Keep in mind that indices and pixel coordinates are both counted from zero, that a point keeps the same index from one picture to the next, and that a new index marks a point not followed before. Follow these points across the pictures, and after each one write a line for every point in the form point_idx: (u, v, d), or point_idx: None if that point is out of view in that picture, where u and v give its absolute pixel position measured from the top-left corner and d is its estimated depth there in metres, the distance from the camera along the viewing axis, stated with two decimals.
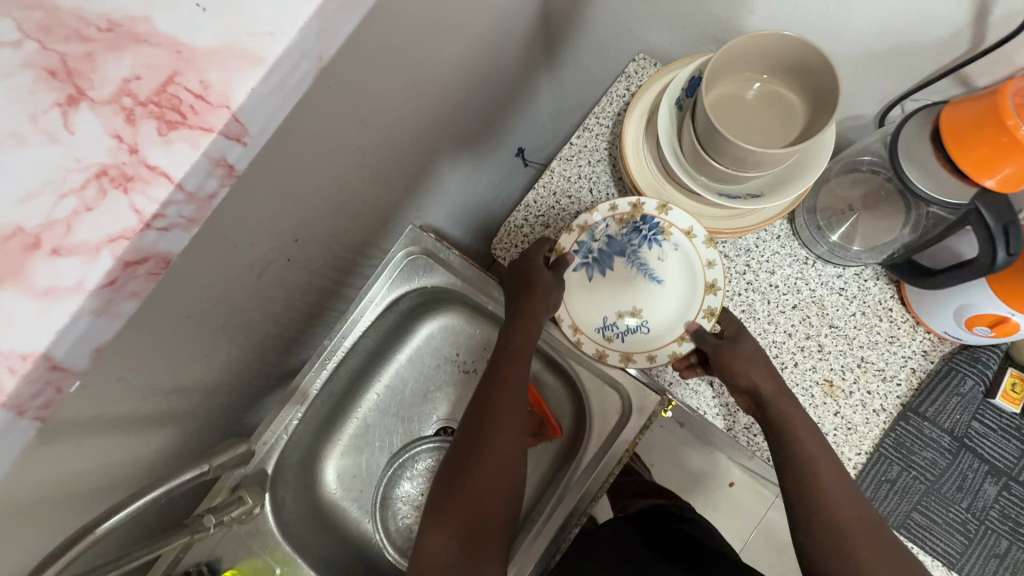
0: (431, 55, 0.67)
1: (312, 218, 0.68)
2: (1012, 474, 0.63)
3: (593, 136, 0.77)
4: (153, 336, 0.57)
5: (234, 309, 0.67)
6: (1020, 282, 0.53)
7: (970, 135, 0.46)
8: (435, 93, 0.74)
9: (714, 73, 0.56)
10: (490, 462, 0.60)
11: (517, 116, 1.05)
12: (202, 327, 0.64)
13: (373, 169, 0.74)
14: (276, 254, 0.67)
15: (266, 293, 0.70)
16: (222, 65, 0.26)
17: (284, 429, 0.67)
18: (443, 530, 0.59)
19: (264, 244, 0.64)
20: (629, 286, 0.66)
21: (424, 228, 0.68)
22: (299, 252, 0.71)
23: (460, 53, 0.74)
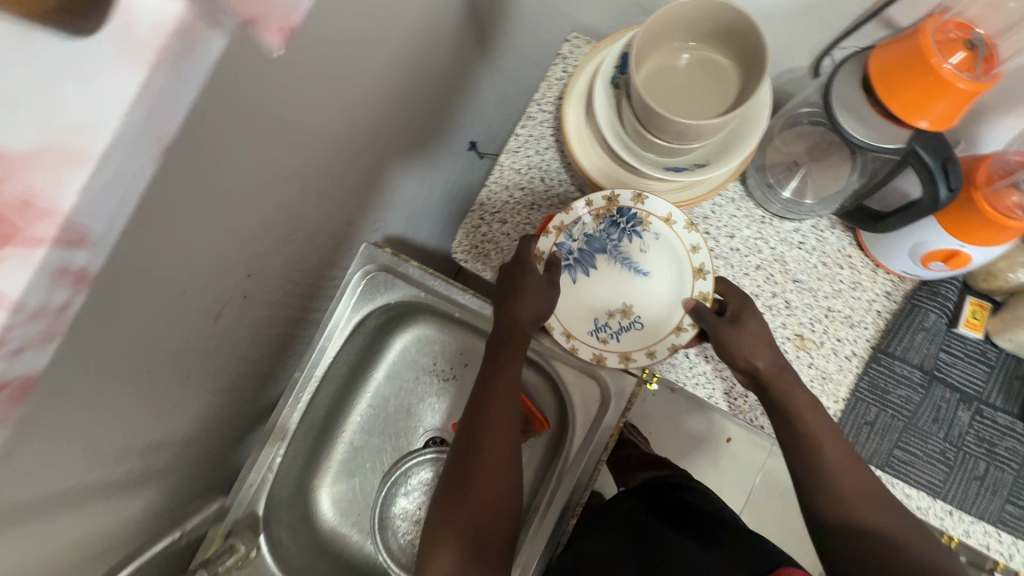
0: (358, 65, 0.64)
1: (261, 251, 0.66)
2: (983, 398, 0.64)
3: (538, 124, 0.76)
4: (112, 400, 0.56)
5: (198, 356, 0.65)
6: (965, 215, 0.53)
7: (898, 78, 0.46)
8: (369, 103, 0.72)
9: (642, 48, 0.55)
10: (492, 472, 0.59)
11: (462, 110, 1.03)
12: (165, 379, 0.62)
13: (319, 189, 0.72)
14: (231, 293, 0.65)
15: (229, 334, 0.69)
16: (46, 164, 0.19)
17: (268, 468, 0.66)
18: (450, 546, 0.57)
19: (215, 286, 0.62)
20: (615, 284, 0.67)
21: (378, 245, 0.66)
22: (255, 287, 0.69)
23: (389, 59, 0.71)
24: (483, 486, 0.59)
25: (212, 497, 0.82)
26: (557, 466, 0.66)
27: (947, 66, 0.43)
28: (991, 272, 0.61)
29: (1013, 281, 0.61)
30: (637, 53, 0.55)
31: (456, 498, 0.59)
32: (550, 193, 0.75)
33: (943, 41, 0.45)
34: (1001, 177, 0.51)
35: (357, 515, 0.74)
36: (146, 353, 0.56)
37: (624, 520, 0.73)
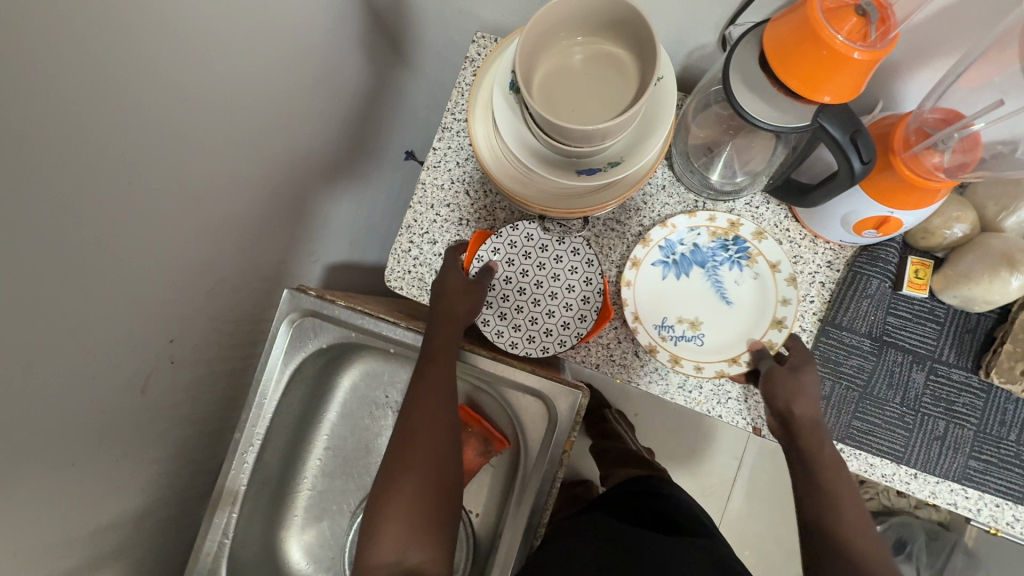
0: None
1: (178, 314, 0.64)
2: (936, 357, 0.62)
3: (455, 135, 0.73)
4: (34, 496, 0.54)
5: (131, 431, 0.63)
6: (888, 182, 0.51)
7: (793, 55, 0.43)
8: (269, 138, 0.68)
9: (532, 52, 0.52)
10: (420, 445, 0.58)
11: (389, 123, 0.99)
12: (96, 462, 0.60)
13: (233, 238, 0.69)
14: (154, 362, 0.63)
15: (164, 402, 0.66)
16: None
17: (223, 533, 0.64)
18: (389, 528, 0.55)
19: (131, 359, 0.59)
20: (699, 297, 0.67)
21: (301, 289, 0.64)
22: (182, 349, 0.66)
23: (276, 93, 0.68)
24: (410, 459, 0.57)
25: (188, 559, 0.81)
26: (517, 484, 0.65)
27: (839, 38, 0.41)
28: (927, 230, 0.60)
29: (949, 237, 0.59)
30: (528, 59, 0.51)
31: (390, 476, 0.57)
32: (477, 205, 0.72)
33: (833, 10, 0.42)
34: (917, 138, 0.48)
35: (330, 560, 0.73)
36: (54, 442, 0.54)
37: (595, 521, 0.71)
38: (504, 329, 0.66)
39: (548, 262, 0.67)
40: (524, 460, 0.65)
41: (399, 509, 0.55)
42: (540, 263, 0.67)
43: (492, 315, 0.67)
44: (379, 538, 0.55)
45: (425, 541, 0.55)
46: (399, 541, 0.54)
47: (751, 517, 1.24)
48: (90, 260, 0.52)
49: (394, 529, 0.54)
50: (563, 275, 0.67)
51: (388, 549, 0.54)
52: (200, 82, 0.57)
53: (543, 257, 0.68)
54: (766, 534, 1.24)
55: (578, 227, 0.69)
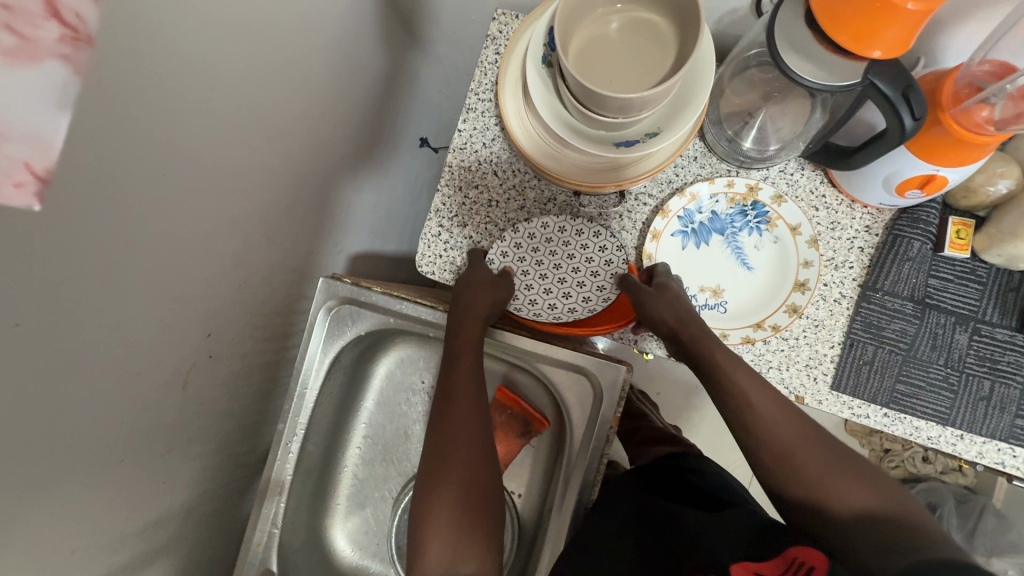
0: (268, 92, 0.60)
1: (215, 307, 0.64)
2: (979, 316, 0.62)
3: (480, 115, 0.72)
4: (87, 494, 0.54)
5: (173, 427, 0.63)
6: (937, 138, 0.50)
7: (845, 10, 0.42)
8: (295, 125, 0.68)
9: (567, 23, 0.51)
10: (456, 437, 0.59)
11: (404, 108, 0.98)
12: (144, 458, 0.60)
13: (262, 229, 0.68)
14: (193, 357, 0.63)
15: (204, 396, 0.66)
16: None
17: (272, 523, 0.64)
18: (436, 524, 0.55)
19: (172, 354, 0.59)
20: (720, 265, 0.67)
21: (337, 277, 0.63)
22: (219, 343, 0.66)
23: (303, 80, 0.67)
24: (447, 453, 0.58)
25: (232, 554, 0.82)
26: (562, 462, 0.65)
27: None
28: (970, 188, 0.59)
29: (993, 194, 0.59)
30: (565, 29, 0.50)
31: (432, 481, 0.57)
32: (506, 185, 0.72)
33: None
34: (968, 93, 0.48)
35: (376, 547, 0.73)
36: (104, 439, 0.54)
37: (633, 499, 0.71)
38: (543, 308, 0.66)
39: (575, 240, 0.68)
40: (568, 440, 0.65)
41: (440, 504, 0.56)
42: (568, 242, 0.68)
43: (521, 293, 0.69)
44: (426, 545, 0.54)
45: (471, 532, 0.55)
46: (443, 536, 0.54)
47: None
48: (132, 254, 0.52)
49: (439, 525, 0.55)
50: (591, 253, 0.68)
51: (434, 547, 0.54)
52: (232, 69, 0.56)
53: (571, 236, 0.69)
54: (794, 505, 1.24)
55: (611, 203, 0.69)
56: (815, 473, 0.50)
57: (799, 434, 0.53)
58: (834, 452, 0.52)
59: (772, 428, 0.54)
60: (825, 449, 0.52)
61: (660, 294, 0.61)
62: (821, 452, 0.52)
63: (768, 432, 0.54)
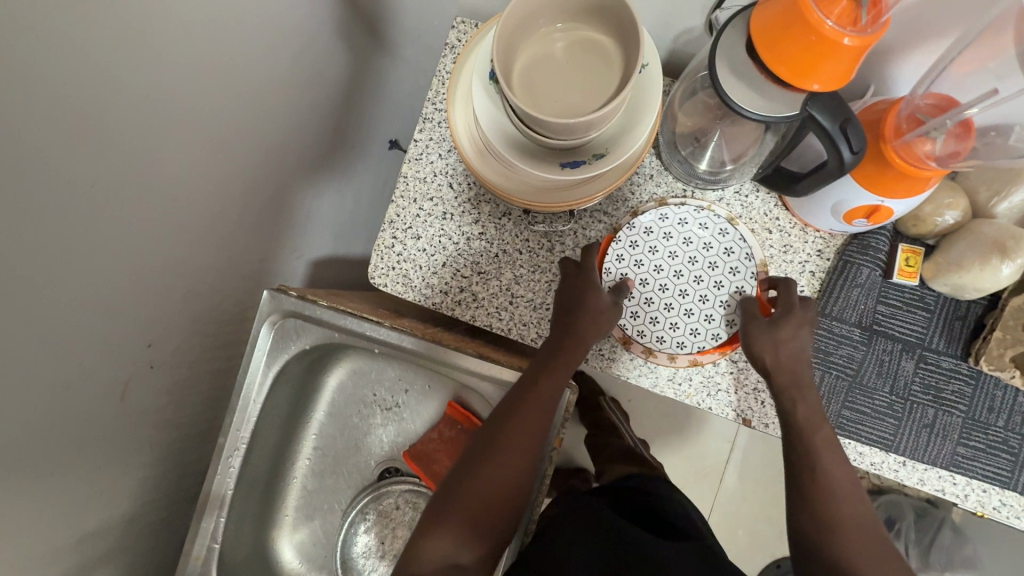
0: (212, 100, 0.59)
1: (155, 318, 0.62)
2: (925, 344, 0.62)
3: (437, 126, 0.71)
4: (12, 508, 0.53)
5: (111, 439, 0.62)
6: (879, 170, 0.50)
7: (779, 40, 0.41)
8: (244, 131, 0.66)
9: (510, 41, 0.50)
10: (512, 464, 0.59)
11: (371, 112, 0.96)
12: (79, 470, 0.59)
13: (209, 239, 0.67)
14: (132, 368, 0.61)
15: (146, 406, 0.65)
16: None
17: (211, 537, 0.63)
18: (450, 530, 0.55)
19: (106, 366, 0.58)
20: None
21: (282, 290, 0.63)
22: (161, 354, 0.65)
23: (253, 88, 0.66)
24: (492, 477, 0.58)
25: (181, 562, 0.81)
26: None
27: (828, 22, 0.39)
28: (918, 217, 0.59)
29: (941, 224, 0.58)
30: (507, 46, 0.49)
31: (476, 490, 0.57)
32: (461, 198, 0.71)
33: None
34: (910, 126, 0.47)
35: (322, 559, 0.73)
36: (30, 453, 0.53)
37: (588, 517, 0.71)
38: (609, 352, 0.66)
39: (678, 272, 0.65)
40: None
41: (472, 523, 0.56)
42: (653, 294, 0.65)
43: (633, 313, 0.65)
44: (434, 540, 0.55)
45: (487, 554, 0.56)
46: (468, 552, 0.55)
47: (744, 499, 1.25)
48: (59, 266, 0.50)
49: (458, 535, 0.55)
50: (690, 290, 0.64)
51: (460, 557, 0.54)
52: (169, 79, 0.55)
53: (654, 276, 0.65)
54: (759, 515, 1.25)
55: (564, 220, 0.68)
56: (847, 532, 0.53)
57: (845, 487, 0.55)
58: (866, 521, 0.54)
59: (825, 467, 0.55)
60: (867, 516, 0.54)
61: (779, 333, 0.57)
62: (861, 512, 0.55)
63: (817, 477, 0.55)
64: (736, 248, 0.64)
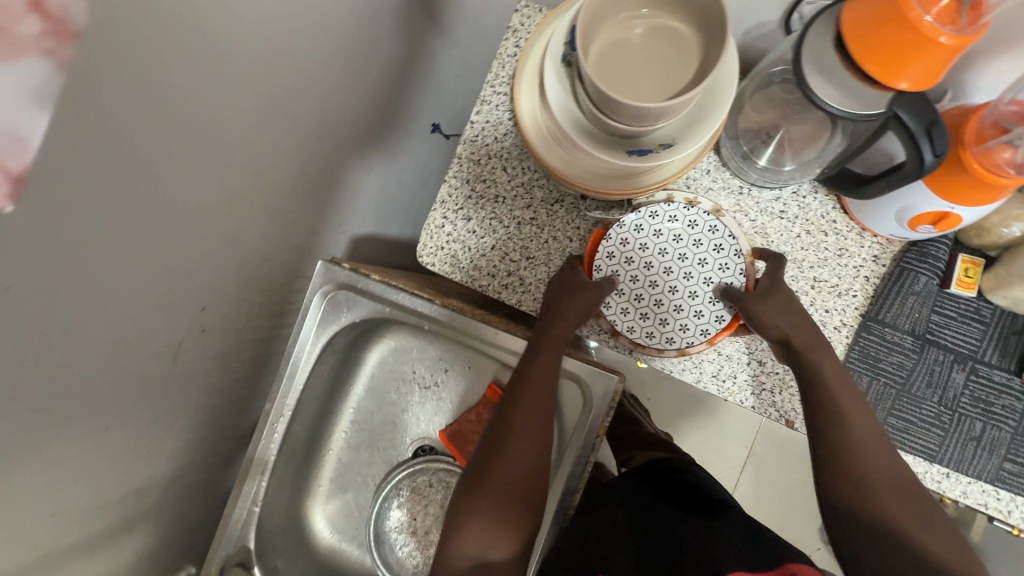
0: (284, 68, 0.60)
1: (210, 281, 0.63)
2: (978, 357, 0.61)
3: (494, 108, 0.71)
4: (68, 462, 0.54)
5: (160, 400, 0.63)
6: (956, 175, 0.49)
7: (872, 37, 0.41)
8: (307, 102, 0.67)
9: (590, 26, 0.49)
10: (523, 450, 0.59)
11: (420, 93, 0.96)
12: (130, 427, 0.60)
13: (264, 209, 0.68)
14: (185, 330, 0.62)
15: (195, 369, 0.66)
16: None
17: (252, 501, 0.64)
18: (475, 522, 0.57)
19: (164, 326, 0.59)
20: None
21: (335, 261, 0.63)
22: (213, 318, 0.66)
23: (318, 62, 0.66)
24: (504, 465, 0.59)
25: (211, 525, 0.82)
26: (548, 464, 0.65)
27: (927, 20, 0.39)
28: (983, 228, 0.58)
29: (1007, 236, 0.58)
30: (587, 27, 0.49)
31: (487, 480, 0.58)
32: (514, 182, 0.71)
33: None
34: (994, 132, 0.46)
35: (354, 530, 0.73)
36: (89, 409, 0.54)
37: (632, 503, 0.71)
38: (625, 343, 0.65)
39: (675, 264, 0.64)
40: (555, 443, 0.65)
41: (495, 513, 0.57)
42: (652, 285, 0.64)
43: (620, 313, 0.64)
44: (461, 535, 0.57)
45: (518, 537, 0.57)
46: (501, 542, 0.57)
47: (759, 505, 1.25)
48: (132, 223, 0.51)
49: (484, 531, 0.57)
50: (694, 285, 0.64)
51: (489, 551, 0.56)
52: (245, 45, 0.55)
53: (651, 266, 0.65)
54: (774, 522, 1.25)
55: (618, 211, 0.68)
56: (879, 495, 0.53)
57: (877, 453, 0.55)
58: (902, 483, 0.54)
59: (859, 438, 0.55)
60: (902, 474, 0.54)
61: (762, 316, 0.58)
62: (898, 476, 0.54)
63: (847, 444, 0.55)
64: (725, 243, 0.64)
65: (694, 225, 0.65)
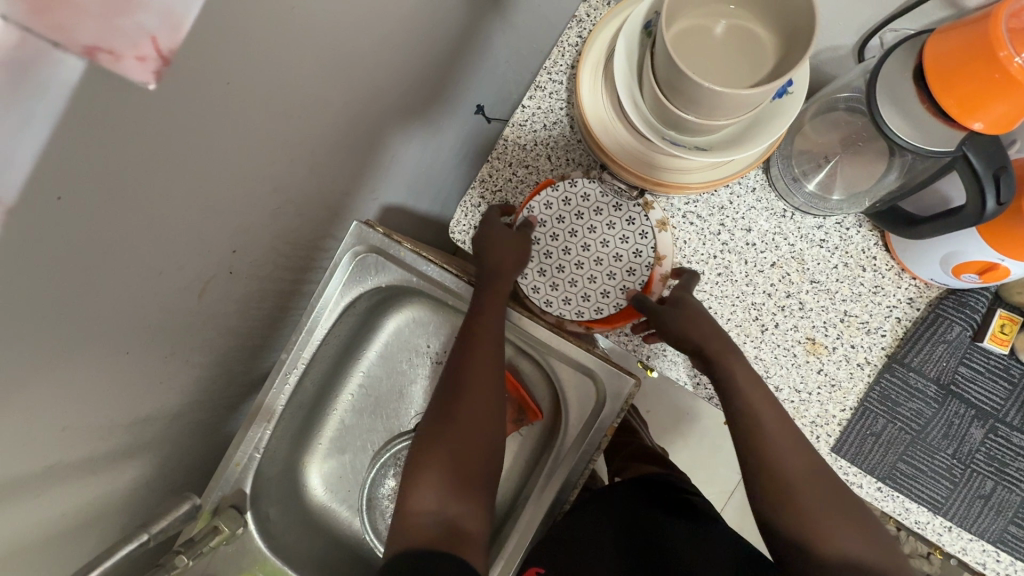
0: (354, 25, 0.60)
1: (246, 225, 0.64)
2: (1000, 416, 0.60)
3: (547, 95, 0.69)
4: (83, 379, 0.54)
5: (178, 334, 0.63)
6: (1015, 227, 0.48)
7: (958, 72, 0.40)
8: (368, 63, 0.67)
9: (676, 10, 0.49)
10: (469, 405, 0.60)
11: (471, 73, 0.96)
12: (149, 355, 0.61)
13: (307, 162, 0.68)
14: (214, 269, 0.62)
15: (217, 309, 0.67)
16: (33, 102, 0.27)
17: (255, 448, 0.65)
18: (428, 482, 0.57)
19: (195, 262, 0.59)
20: (753, 306, 0.65)
21: (370, 224, 0.63)
22: (241, 262, 0.66)
23: (385, 23, 0.65)
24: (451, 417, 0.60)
25: (206, 466, 0.83)
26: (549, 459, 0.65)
27: (1018, 62, 0.37)
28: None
29: None
30: (671, 11, 0.48)
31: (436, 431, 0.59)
32: (556, 172, 0.70)
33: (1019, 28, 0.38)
34: None
35: (348, 492, 0.74)
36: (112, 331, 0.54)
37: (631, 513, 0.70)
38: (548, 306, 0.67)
39: (594, 244, 0.66)
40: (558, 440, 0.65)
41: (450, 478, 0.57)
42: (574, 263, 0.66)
43: (533, 278, 0.67)
44: (414, 487, 0.57)
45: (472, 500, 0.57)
46: (454, 507, 0.56)
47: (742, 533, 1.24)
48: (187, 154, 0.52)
49: (438, 498, 0.56)
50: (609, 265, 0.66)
51: (444, 515, 0.56)
52: None
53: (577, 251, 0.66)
54: None
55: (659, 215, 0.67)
56: (808, 503, 0.54)
57: (799, 459, 0.56)
58: (833, 489, 0.55)
59: (784, 450, 0.56)
60: (829, 479, 0.56)
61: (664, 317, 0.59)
62: (825, 481, 0.55)
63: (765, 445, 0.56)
64: (643, 250, 0.65)
65: (619, 209, 0.66)
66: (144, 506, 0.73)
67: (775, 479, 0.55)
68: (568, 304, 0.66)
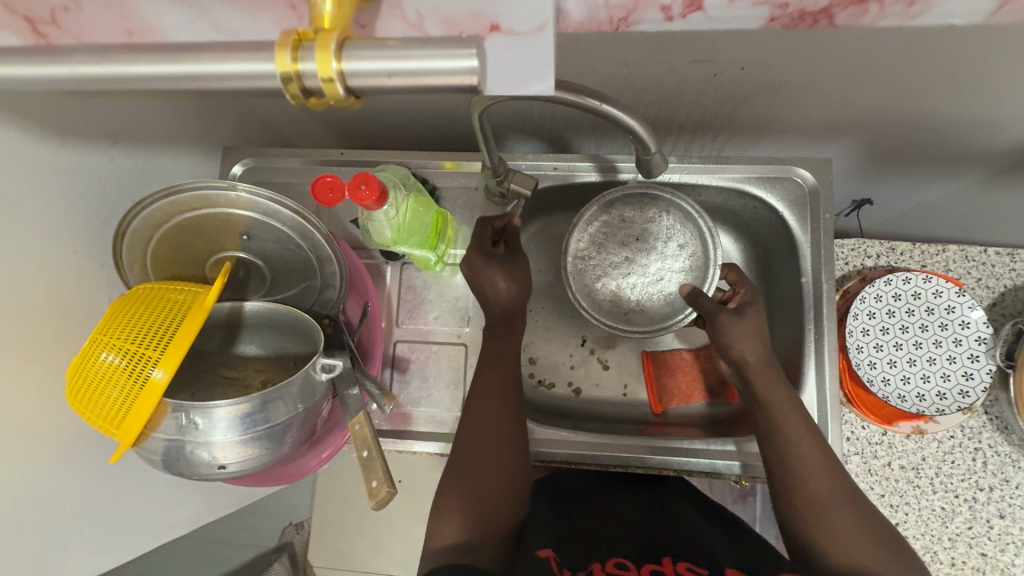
0: (989, 47, 0.54)
1: (729, 58, 0.61)
2: None
3: (1014, 269, 0.67)
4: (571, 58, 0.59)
5: (624, 85, 0.67)
6: None
7: None
8: (936, 78, 0.61)
9: None
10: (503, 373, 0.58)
11: (914, 179, 0.86)
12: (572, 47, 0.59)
13: (820, 101, 0.69)
14: (677, 54, 0.61)
15: (628, 71, 0.64)
16: None
17: (571, 173, 0.68)
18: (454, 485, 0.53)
19: (682, 37, 0.56)
20: (935, 552, 0.64)
21: (804, 179, 0.65)
22: (690, 69, 0.64)
23: (996, 102, 0.64)
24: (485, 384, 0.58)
25: (448, 143, 0.82)
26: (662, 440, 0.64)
27: None
28: None
29: None
30: None
31: (470, 418, 0.56)
32: None
33: None
34: None
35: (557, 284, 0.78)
36: (635, 48, 0.58)
37: (646, 502, 0.66)
38: (864, 344, 0.64)
39: (932, 357, 0.63)
40: (702, 440, 0.63)
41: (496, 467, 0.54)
42: (912, 341, 0.64)
43: (865, 309, 0.65)
44: (446, 497, 0.52)
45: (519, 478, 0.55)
46: (502, 507, 0.53)
47: None
48: None
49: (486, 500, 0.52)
50: (914, 376, 0.63)
51: (496, 526, 0.52)
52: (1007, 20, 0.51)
53: (920, 342, 0.64)
54: None
55: (966, 429, 0.65)
56: (837, 523, 0.49)
57: (831, 493, 0.51)
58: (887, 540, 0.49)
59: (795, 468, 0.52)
60: (834, 476, 0.52)
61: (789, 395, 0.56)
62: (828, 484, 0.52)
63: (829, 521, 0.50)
64: (957, 399, 0.62)
65: (972, 361, 0.62)
66: (406, 114, 0.73)
67: (813, 513, 0.51)
68: (860, 352, 0.64)
